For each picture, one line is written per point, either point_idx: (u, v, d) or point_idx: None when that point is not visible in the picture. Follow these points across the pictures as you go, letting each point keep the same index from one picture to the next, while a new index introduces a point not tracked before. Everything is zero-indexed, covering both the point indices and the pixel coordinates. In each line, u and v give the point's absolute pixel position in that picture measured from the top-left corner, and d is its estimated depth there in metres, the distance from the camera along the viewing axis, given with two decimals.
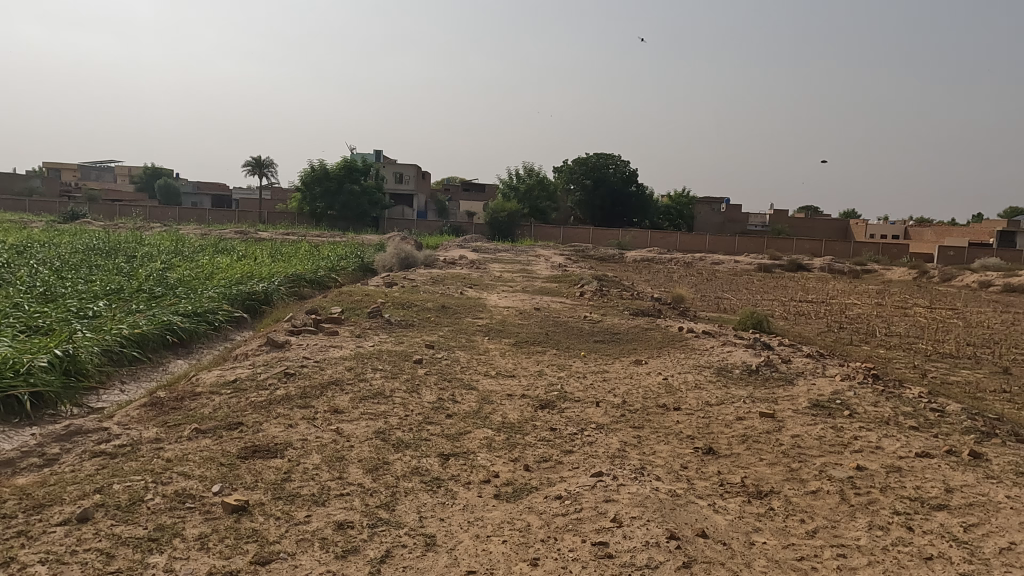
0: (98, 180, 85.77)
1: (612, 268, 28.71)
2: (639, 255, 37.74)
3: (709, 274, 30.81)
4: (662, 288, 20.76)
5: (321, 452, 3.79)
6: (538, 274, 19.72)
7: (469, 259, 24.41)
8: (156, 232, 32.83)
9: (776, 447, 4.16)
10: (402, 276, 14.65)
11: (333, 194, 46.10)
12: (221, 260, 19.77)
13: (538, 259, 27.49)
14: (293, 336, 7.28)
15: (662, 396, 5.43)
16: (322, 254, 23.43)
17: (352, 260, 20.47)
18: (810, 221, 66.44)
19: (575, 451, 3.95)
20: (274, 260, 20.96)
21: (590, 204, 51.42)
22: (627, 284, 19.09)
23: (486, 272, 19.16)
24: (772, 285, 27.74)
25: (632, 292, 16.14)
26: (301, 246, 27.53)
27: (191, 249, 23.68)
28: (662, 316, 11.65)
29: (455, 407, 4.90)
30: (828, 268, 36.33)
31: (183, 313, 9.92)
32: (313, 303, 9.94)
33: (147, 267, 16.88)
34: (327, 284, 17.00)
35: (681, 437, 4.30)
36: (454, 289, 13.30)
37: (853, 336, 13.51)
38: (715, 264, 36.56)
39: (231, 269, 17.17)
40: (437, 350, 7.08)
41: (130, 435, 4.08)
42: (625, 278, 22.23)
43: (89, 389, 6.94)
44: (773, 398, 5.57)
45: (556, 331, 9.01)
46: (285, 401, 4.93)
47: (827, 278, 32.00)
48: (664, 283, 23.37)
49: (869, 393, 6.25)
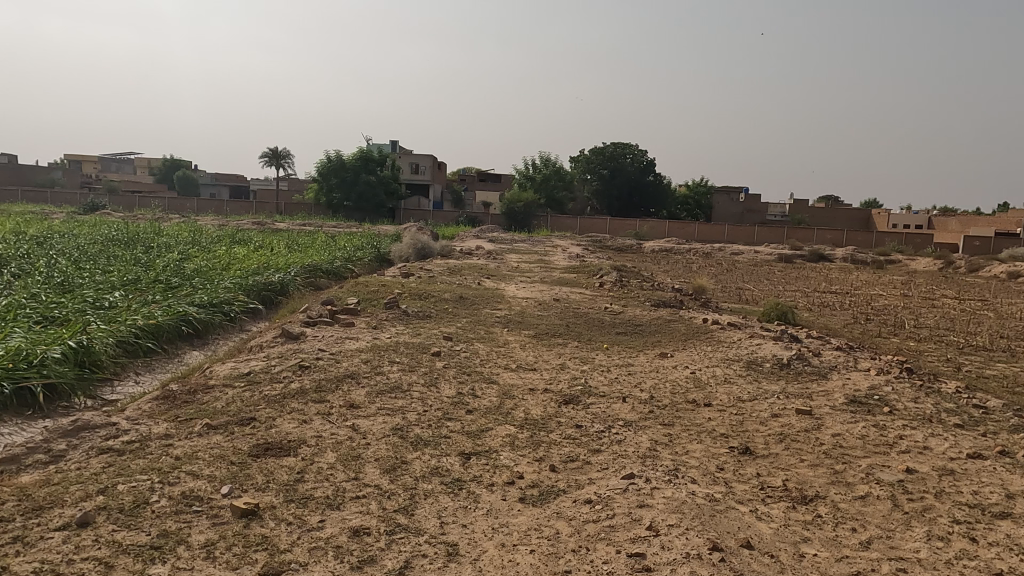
0: (116, 173, 86.42)
1: (631, 258, 28.18)
2: (657, 246, 37.36)
3: (729, 265, 30.16)
4: (682, 278, 20.44)
5: (336, 450, 3.60)
6: (555, 265, 19.31)
7: (485, 249, 24.27)
8: (173, 224, 32.95)
9: (817, 447, 3.91)
10: (418, 266, 14.37)
11: (350, 186, 46.22)
12: (238, 251, 19.74)
13: (556, 250, 27.12)
14: (308, 328, 7.11)
15: (691, 391, 5.20)
16: (337, 246, 23.27)
17: (368, 250, 20.31)
18: (830, 211, 65.43)
19: (603, 451, 3.73)
20: (291, 251, 20.90)
21: (608, 194, 51.06)
22: (646, 275, 18.73)
23: (504, 262, 18.86)
24: (795, 275, 27.31)
25: (653, 283, 15.75)
26: (319, 237, 27.56)
27: (208, 240, 23.72)
28: (685, 307, 11.41)
29: (475, 402, 4.70)
30: (851, 259, 35.67)
31: (198, 304, 9.83)
32: (330, 293, 9.80)
33: (164, 258, 16.87)
34: (344, 274, 16.91)
35: (715, 436, 4.07)
36: (471, 280, 13.03)
37: (882, 329, 13.06)
38: (736, 254, 36.13)
39: (248, 260, 17.13)
40: (455, 342, 6.89)
41: (139, 431, 3.93)
42: (645, 269, 21.81)
43: (103, 381, 6.88)
44: (807, 394, 5.33)
45: (576, 322, 8.80)
46: (300, 395, 4.76)
47: (850, 268, 31.45)
48: (684, 273, 23.08)
49: (908, 388, 5.98)
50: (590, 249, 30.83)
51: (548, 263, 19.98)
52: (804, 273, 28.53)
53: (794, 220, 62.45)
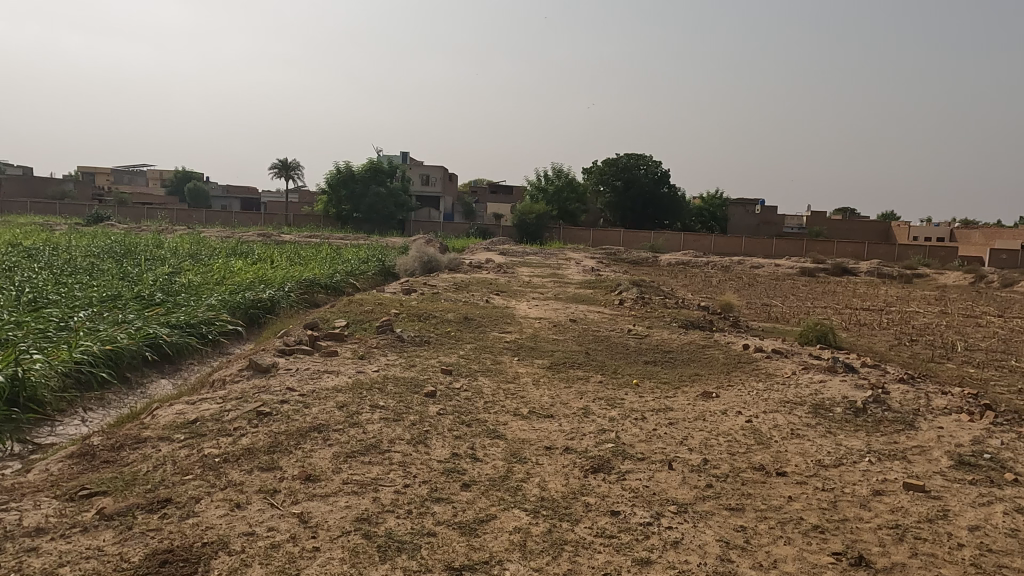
0: (128, 185, 86.58)
1: (646, 272, 27.03)
2: (673, 259, 36.16)
3: (750, 279, 28.94)
4: (705, 294, 19.26)
5: (268, 564, 2.48)
6: (569, 279, 18.23)
7: (495, 262, 23.21)
8: (176, 235, 32.11)
9: (959, 555, 2.74)
10: (422, 282, 13.32)
11: (359, 198, 45.44)
12: (236, 264, 18.79)
13: (570, 263, 26.03)
14: (281, 358, 6.01)
15: (754, 451, 4.03)
16: (342, 258, 22.35)
17: (371, 263, 19.31)
18: (849, 223, 63.94)
19: (655, 564, 2.58)
20: (292, 264, 19.93)
21: (621, 206, 49.94)
22: (666, 291, 17.57)
23: (515, 277, 17.78)
24: (820, 290, 26.01)
25: (676, 300, 14.59)
26: (324, 249, 26.66)
27: (207, 252, 22.78)
28: (716, 329, 10.24)
29: (475, 469, 3.57)
30: (876, 273, 34.29)
31: (172, 324, 8.80)
32: (316, 314, 8.73)
33: (154, 272, 15.92)
34: (344, 289, 15.90)
35: (808, 532, 2.91)
36: (478, 297, 11.94)
37: (932, 352, 11.83)
38: (756, 267, 34.86)
39: (243, 274, 16.12)
40: (454, 376, 5.76)
41: (6, 522, 2.83)
42: (664, 284, 20.64)
43: (40, 420, 5.83)
44: (903, 454, 4.15)
45: (597, 349, 7.66)
46: (247, 459, 3.65)
47: (877, 283, 30.08)
48: (705, 289, 21.89)
49: (1019, 441, 4.78)
50: (605, 262, 29.70)
51: (562, 277, 18.87)
52: (829, 287, 27.21)
53: (812, 233, 61.07)
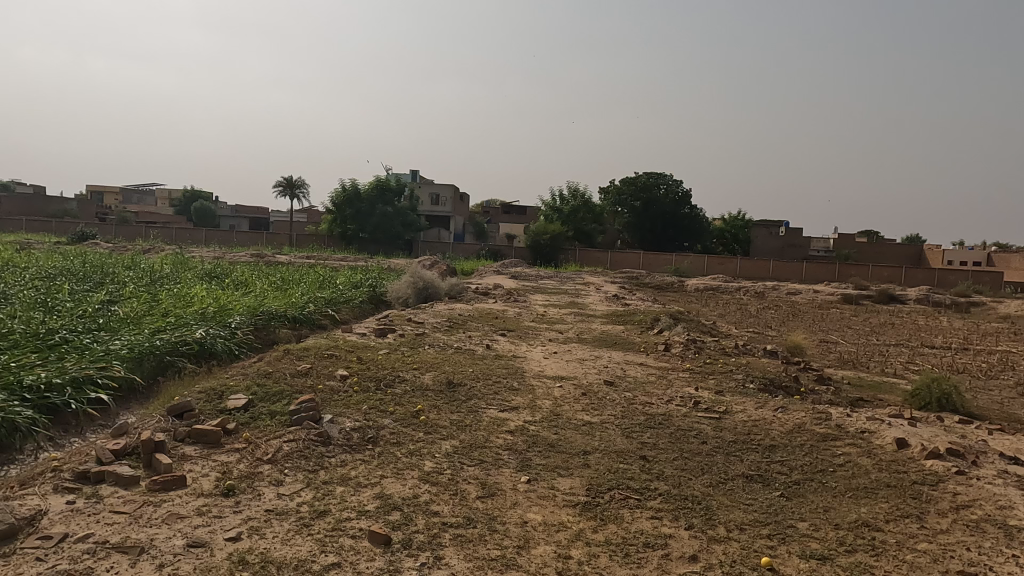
0: (138, 205, 85.02)
1: (675, 299, 24.01)
2: (700, 284, 33.14)
3: (790, 308, 25.87)
4: (751, 330, 16.25)
5: None
6: (593, 310, 15.29)
7: (504, 288, 20.32)
8: (159, 256, 29.48)
9: None
10: (408, 317, 10.40)
11: (365, 217, 42.91)
12: (199, 290, 15.96)
13: (590, 290, 23.10)
14: (60, 501, 3.06)
15: None
16: (330, 282, 19.50)
17: (359, 289, 16.49)
18: (878, 247, 60.67)
19: None
20: (269, 289, 17.10)
21: (640, 227, 47.03)
22: (709, 326, 14.59)
23: (527, 307, 14.89)
24: (872, 321, 22.91)
25: (728, 341, 11.58)
26: (315, 271, 23.87)
27: (179, 276, 20.04)
28: (806, 397, 7.23)
29: None
30: (926, 302, 31.04)
31: (14, 386, 5.62)
32: (219, 379, 5.73)
33: (90, 300, 13.08)
34: (318, 323, 13.01)
35: None
36: (477, 340, 8.98)
37: None
38: (792, 294, 31.73)
39: (197, 305, 13.25)
40: (396, 554, 2.80)
41: None
42: (700, 316, 17.67)
43: None
44: None
45: (657, 448, 4.67)
46: None
47: (932, 313, 26.87)
48: (747, 322, 18.88)
49: None
50: (628, 288, 26.74)
51: (582, 307, 15.98)
52: (882, 318, 24.05)
53: (840, 257, 57.70)
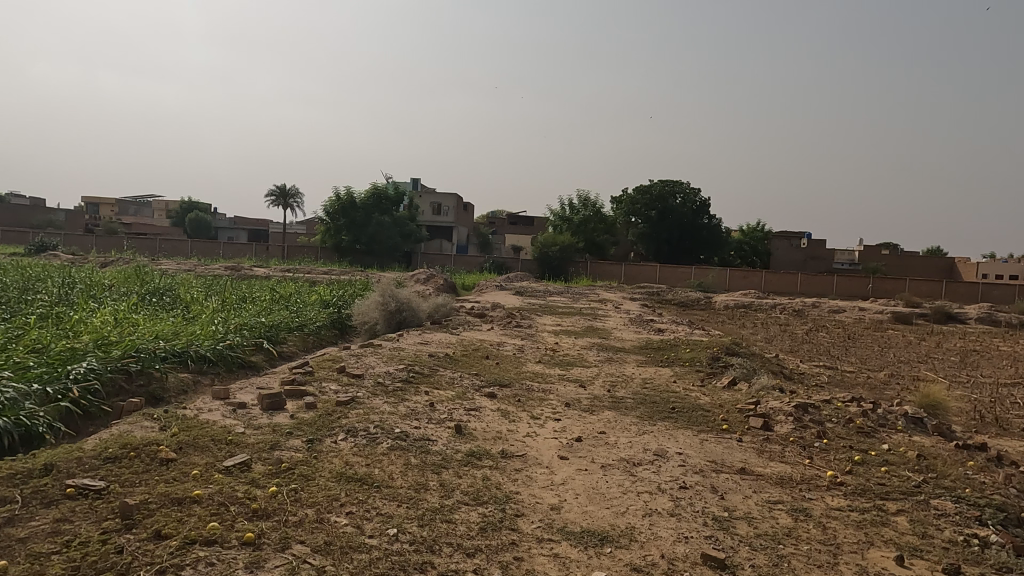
0: (133, 217, 81.68)
1: (708, 321, 20.18)
2: (727, 301, 29.31)
3: (841, 330, 22.01)
4: (821, 367, 12.41)
5: None
6: (618, 341, 11.49)
7: (505, 309, 16.58)
8: (117, 268, 25.80)
9: None
10: (343, 364, 6.63)
11: (359, 228, 39.34)
12: (107, 312, 12.20)
13: (608, 309, 19.33)
14: None
15: None
16: (291, 303, 15.73)
17: (315, 312, 12.74)
18: (907, 258, 56.60)
19: None
20: (202, 311, 13.28)
21: (656, 238, 43.23)
22: (775, 364, 10.81)
23: (531, 337, 11.12)
24: (947, 347, 19.00)
25: (824, 396, 7.77)
26: (284, 287, 20.16)
27: (107, 292, 16.26)
28: None
29: None
30: (988, 321, 27.08)
31: None
32: None
33: None
34: (238, 363, 9.23)
35: None
36: (440, 413, 5.19)
37: None
38: (835, 312, 27.87)
39: (73, 337, 9.45)
40: None
41: None
42: (750, 345, 13.86)
43: None
44: None
45: None
46: None
47: (1005, 335, 22.93)
48: (806, 353, 15.05)
49: None
50: (651, 307, 22.92)
51: (604, 336, 12.18)
52: (956, 343, 20.13)
53: (867, 270, 53.64)
